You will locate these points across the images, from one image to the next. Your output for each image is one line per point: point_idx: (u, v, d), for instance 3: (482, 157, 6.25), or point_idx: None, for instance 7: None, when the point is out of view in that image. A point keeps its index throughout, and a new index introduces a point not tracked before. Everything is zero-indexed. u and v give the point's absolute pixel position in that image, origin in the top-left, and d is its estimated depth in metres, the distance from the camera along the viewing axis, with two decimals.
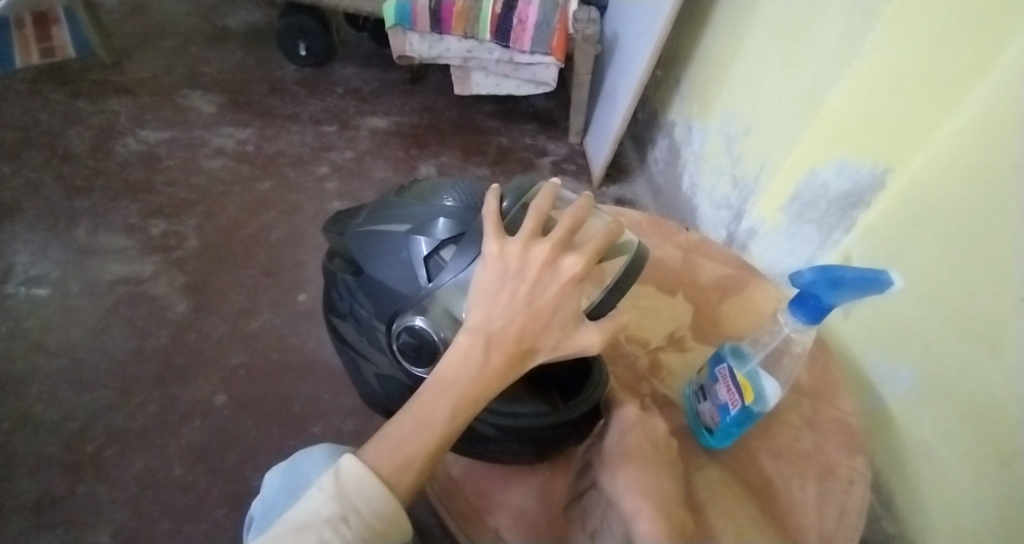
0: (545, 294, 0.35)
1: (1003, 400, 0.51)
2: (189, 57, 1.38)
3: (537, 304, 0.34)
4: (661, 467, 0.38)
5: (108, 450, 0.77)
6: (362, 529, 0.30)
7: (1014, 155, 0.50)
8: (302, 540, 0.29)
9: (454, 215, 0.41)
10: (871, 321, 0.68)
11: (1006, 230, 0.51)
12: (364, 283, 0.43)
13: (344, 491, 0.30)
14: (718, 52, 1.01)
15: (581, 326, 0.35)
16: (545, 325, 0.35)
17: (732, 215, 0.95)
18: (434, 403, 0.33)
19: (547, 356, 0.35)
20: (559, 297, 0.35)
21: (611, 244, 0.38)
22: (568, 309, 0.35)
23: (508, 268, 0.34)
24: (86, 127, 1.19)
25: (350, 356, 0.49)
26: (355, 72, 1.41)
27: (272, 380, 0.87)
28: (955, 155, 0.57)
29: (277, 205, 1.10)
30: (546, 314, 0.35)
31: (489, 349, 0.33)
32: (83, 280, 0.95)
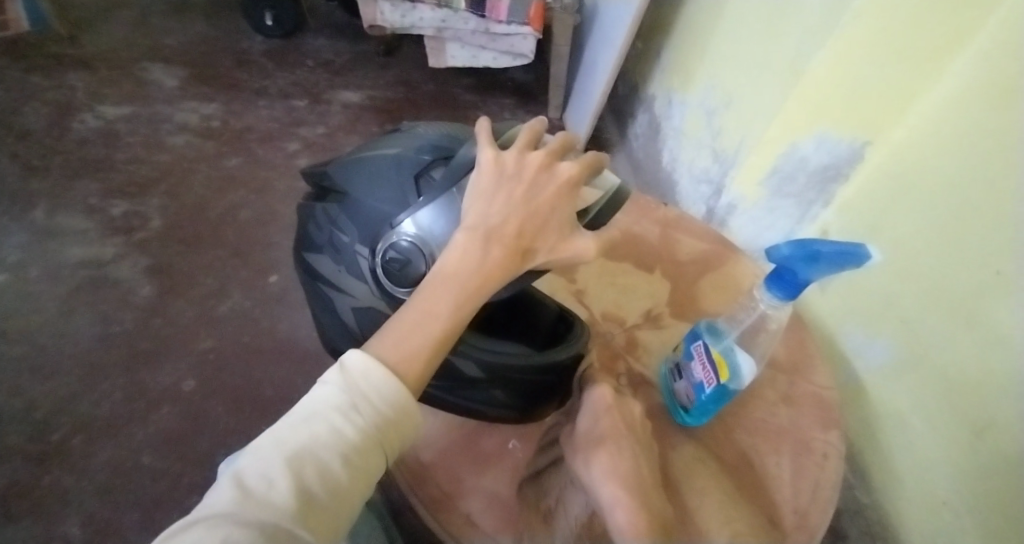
0: (543, 195, 0.34)
1: (977, 373, 0.52)
2: (149, 29, 1.31)
3: (535, 203, 0.33)
4: (636, 451, 0.37)
5: (73, 439, 0.75)
6: (375, 416, 0.28)
7: (993, 127, 0.50)
8: (311, 429, 0.26)
9: (449, 143, 0.41)
10: (849, 293, 0.68)
11: (986, 199, 0.50)
12: (347, 208, 0.42)
13: (351, 380, 0.28)
14: (699, 23, 0.99)
15: (577, 232, 0.34)
16: (544, 224, 0.34)
17: (712, 190, 0.94)
18: (436, 297, 0.31)
19: (546, 258, 0.34)
20: (556, 198, 0.34)
21: (601, 166, 0.38)
22: (565, 214, 0.34)
23: (504, 171, 0.34)
24: (40, 103, 1.12)
25: (320, 296, 0.46)
26: (327, 43, 1.35)
27: (244, 364, 0.84)
28: (935, 125, 0.56)
29: (245, 184, 1.06)
30: (544, 214, 0.34)
31: (489, 242, 0.32)
32: (42, 264, 0.91)
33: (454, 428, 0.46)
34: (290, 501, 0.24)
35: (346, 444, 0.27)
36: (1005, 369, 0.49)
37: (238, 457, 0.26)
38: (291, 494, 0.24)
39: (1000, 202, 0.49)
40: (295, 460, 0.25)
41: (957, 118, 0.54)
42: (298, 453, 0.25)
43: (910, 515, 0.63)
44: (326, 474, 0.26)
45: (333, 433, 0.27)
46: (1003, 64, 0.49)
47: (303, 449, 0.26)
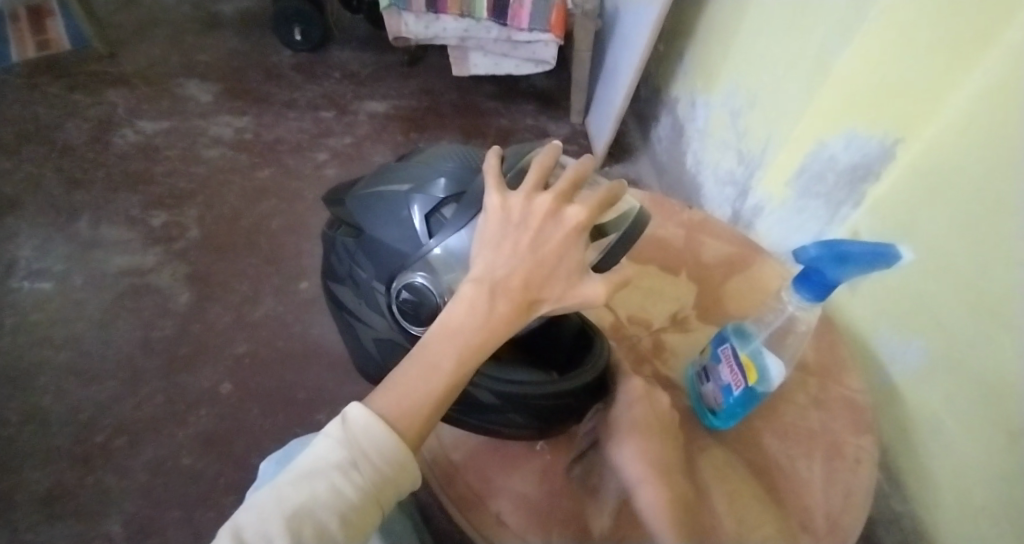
0: (550, 243, 0.33)
1: (1013, 380, 0.51)
2: (184, 46, 1.36)
3: (542, 252, 0.33)
4: (665, 437, 0.39)
5: (117, 441, 0.78)
6: (373, 475, 0.28)
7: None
8: (310, 487, 0.27)
9: (455, 176, 0.41)
10: (881, 296, 0.67)
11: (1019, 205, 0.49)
12: (363, 244, 0.43)
13: (352, 437, 0.28)
14: (722, 25, 0.98)
15: (585, 281, 0.33)
16: (551, 273, 0.33)
17: (738, 192, 0.93)
18: (439, 351, 0.31)
19: (552, 307, 0.33)
20: (564, 245, 0.33)
21: (615, 199, 0.36)
22: (573, 260, 0.34)
23: (510, 218, 0.33)
24: (84, 120, 1.18)
25: (346, 323, 0.48)
26: (352, 55, 1.39)
27: (277, 368, 0.87)
28: (967, 125, 0.55)
29: (276, 193, 1.09)
30: (551, 263, 0.33)
31: (494, 297, 0.31)
32: (87, 274, 0.95)
33: (483, 431, 0.46)
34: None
35: (343, 502, 0.27)
36: None
37: (241, 510, 0.27)
38: None
39: None
40: (294, 519, 0.25)
41: (988, 117, 0.52)
42: (297, 511, 0.26)
43: (946, 522, 0.62)
44: (324, 534, 0.26)
45: (333, 491, 0.27)
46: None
47: (302, 508, 0.26)
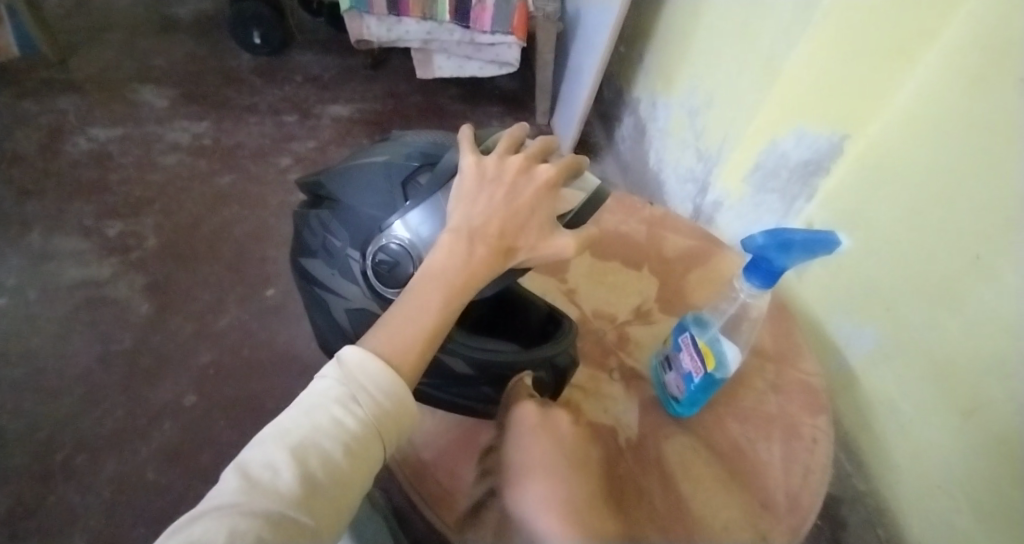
0: (522, 197, 0.36)
1: (965, 357, 0.55)
2: (138, 51, 1.32)
3: (516, 204, 0.36)
4: (570, 474, 0.37)
5: (76, 459, 0.75)
6: (373, 407, 0.30)
7: (969, 122, 0.52)
8: (313, 420, 0.28)
9: (431, 147, 0.42)
10: (833, 284, 0.71)
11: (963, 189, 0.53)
12: (339, 214, 0.43)
13: (349, 373, 0.30)
14: (678, 26, 1.01)
15: (556, 229, 0.37)
16: (524, 224, 0.36)
17: (698, 188, 0.96)
18: (426, 296, 0.33)
19: (527, 255, 0.36)
20: (535, 199, 0.36)
21: (580, 168, 0.40)
22: (544, 214, 0.37)
23: (486, 174, 0.36)
24: (32, 128, 1.13)
25: (315, 298, 0.47)
26: (315, 59, 1.37)
27: (243, 378, 0.85)
28: (908, 117, 0.58)
29: (239, 200, 1.07)
30: (524, 214, 0.36)
31: (473, 242, 0.34)
32: (39, 287, 0.91)
33: (453, 428, 0.47)
34: (294, 488, 0.26)
35: (345, 433, 0.28)
36: (994, 356, 0.52)
37: (248, 444, 0.28)
38: (296, 481, 0.26)
39: (984, 195, 0.51)
40: (300, 448, 0.27)
41: (928, 108, 0.56)
42: (301, 443, 0.27)
43: (905, 497, 0.66)
44: (328, 461, 0.27)
45: (334, 423, 0.29)
46: (975, 53, 0.51)
47: (305, 439, 0.28)
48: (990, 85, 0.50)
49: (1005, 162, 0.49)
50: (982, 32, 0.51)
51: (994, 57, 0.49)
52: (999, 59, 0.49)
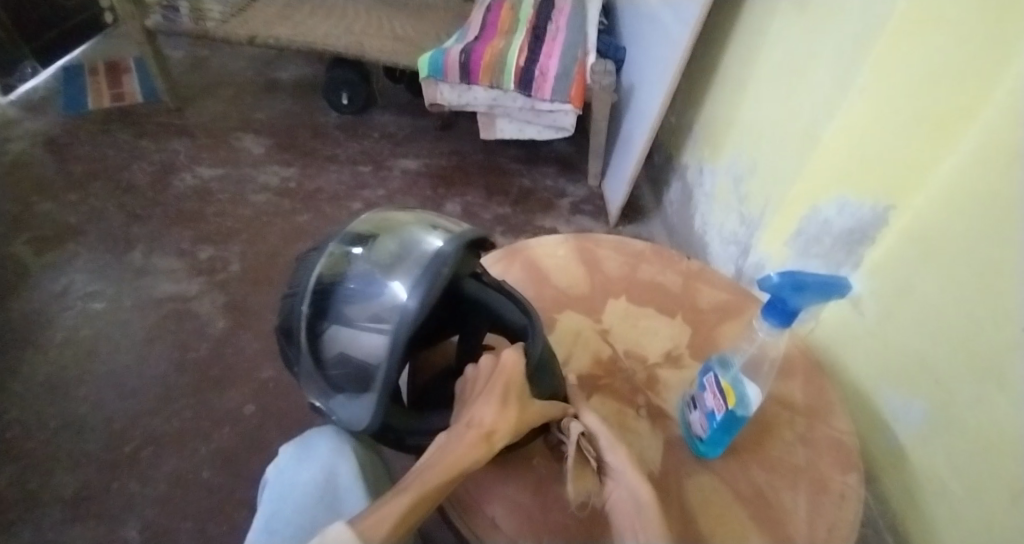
0: (502, 379, 0.40)
1: (1009, 432, 0.54)
2: (243, 105, 1.52)
3: (497, 385, 0.40)
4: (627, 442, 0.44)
5: (144, 451, 0.83)
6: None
7: (1003, 197, 0.55)
8: None
9: (285, 305, 0.43)
10: (883, 355, 0.71)
11: (1006, 262, 0.54)
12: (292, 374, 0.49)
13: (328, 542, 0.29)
14: (725, 101, 1.07)
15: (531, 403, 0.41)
16: (504, 399, 0.39)
17: (740, 251, 0.98)
18: (412, 475, 0.35)
19: (508, 436, 0.38)
20: (511, 374, 0.40)
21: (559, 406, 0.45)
22: (521, 391, 0.40)
23: (476, 377, 0.41)
24: (148, 163, 1.31)
25: None
26: (392, 119, 1.52)
27: (297, 395, 0.91)
28: (956, 190, 0.61)
29: (313, 235, 1.18)
30: (502, 389, 0.39)
31: (462, 432, 0.38)
32: (135, 297, 1.03)
33: None
34: None
35: None
36: None
37: None
38: None
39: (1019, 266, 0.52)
40: None
41: (975, 180, 0.58)
42: None
43: None
44: None
45: None
46: (1011, 133, 0.54)
47: None
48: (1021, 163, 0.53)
49: None
50: (1012, 114, 0.54)
51: None
52: None
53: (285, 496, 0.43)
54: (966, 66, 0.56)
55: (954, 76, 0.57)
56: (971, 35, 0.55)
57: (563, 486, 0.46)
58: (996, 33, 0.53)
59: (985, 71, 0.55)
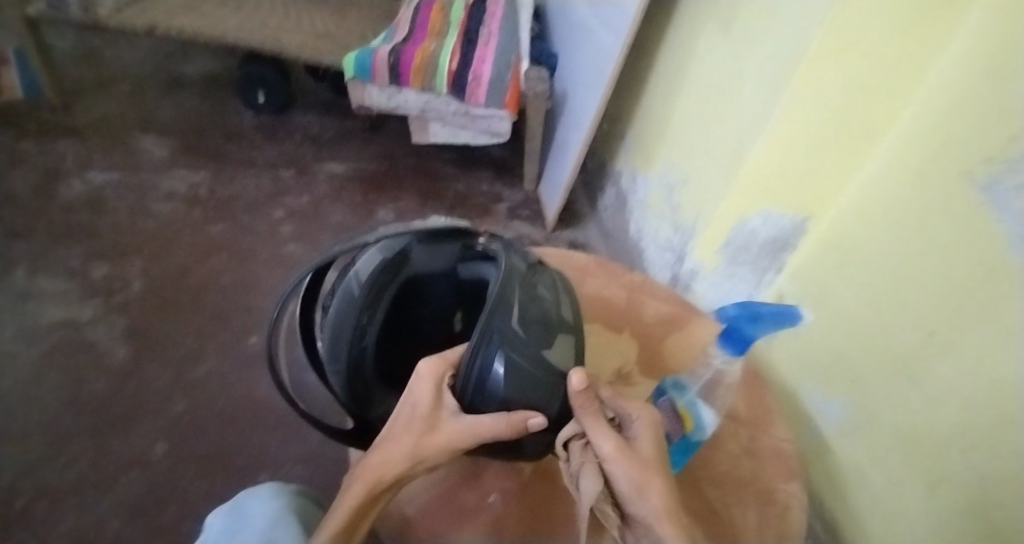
0: (402, 404, 0.40)
1: (925, 426, 0.58)
2: (143, 102, 1.37)
3: (399, 411, 0.39)
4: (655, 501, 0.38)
5: (32, 508, 0.72)
6: None
7: (911, 210, 0.58)
8: None
9: None
10: (805, 356, 0.74)
11: (915, 273, 0.58)
12: None
13: None
14: (655, 111, 1.10)
15: (441, 422, 0.39)
16: (403, 426, 0.39)
17: (675, 258, 1.01)
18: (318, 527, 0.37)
19: (403, 461, 0.37)
20: (410, 398, 0.39)
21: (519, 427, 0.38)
22: (421, 413, 0.39)
23: None
24: (28, 168, 1.15)
25: None
26: (315, 119, 1.43)
27: (218, 427, 0.83)
28: (866, 203, 0.64)
29: (229, 248, 1.09)
30: (401, 416, 0.39)
31: (361, 468, 0.38)
32: (14, 326, 0.90)
33: (434, 484, 0.46)
34: None
35: None
36: (947, 424, 0.55)
37: None
38: None
39: (928, 274, 0.56)
40: None
41: (882, 195, 0.62)
42: None
43: None
44: None
45: None
46: (916, 152, 0.58)
47: None
48: (926, 181, 0.56)
49: (941, 247, 0.55)
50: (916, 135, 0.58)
51: (932, 155, 0.56)
52: (932, 157, 0.56)
53: None
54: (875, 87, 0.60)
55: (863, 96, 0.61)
56: (877, 64, 0.58)
57: (522, 525, 0.44)
58: (900, 63, 0.57)
59: (893, 97, 0.59)
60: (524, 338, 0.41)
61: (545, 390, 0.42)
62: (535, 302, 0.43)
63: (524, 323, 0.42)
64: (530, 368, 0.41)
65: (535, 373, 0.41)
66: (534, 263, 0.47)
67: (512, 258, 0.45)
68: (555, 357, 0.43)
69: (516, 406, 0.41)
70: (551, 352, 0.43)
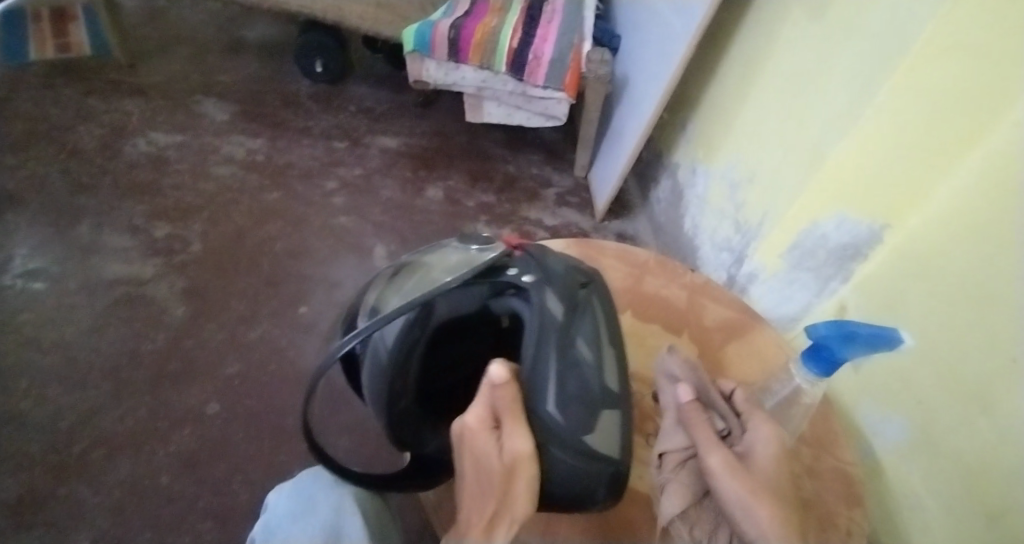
0: (461, 438, 0.35)
1: (989, 457, 0.51)
2: (204, 65, 1.39)
3: (461, 445, 0.35)
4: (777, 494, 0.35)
5: (93, 454, 0.76)
6: None
7: (1002, 221, 0.51)
8: None
9: None
10: (866, 371, 0.67)
11: (998, 294, 0.50)
12: None
13: None
14: (724, 103, 1.05)
15: (502, 450, 0.34)
16: (471, 463, 0.34)
17: (734, 258, 0.98)
18: None
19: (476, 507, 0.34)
20: (465, 429, 0.35)
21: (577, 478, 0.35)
22: (477, 446, 0.34)
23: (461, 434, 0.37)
24: (96, 125, 1.19)
25: None
26: (370, 91, 1.43)
27: (266, 391, 0.86)
28: (952, 214, 0.56)
29: (282, 216, 1.10)
30: (465, 454, 0.35)
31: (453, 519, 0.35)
32: (81, 278, 0.94)
33: None
34: None
35: None
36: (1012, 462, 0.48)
37: None
38: None
39: (1009, 295, 0.49)
40: None
41: (971, 208, 0.54)
42: None
43: None
44: None
45: None
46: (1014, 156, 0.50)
47: None
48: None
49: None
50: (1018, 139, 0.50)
51: None
52: None
53: None
54: (977, 82, 0.53)
55: (963, 93, 0.54)
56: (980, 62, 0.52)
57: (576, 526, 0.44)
58: (1005, 58, 0.50)
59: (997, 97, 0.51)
60: (563, 428, 0.35)
61: (598, 477, 0.36)
62: (575, 370, 0.35)
63: (562, 403, 0.35)
64: (568, 454, 0.35)
65: (575, 461, 0.35)
66: (575, 295, 0.37)
67: (542, 306, 0.36)
68: (601, 437, 0.35)
69: (575, 487, 0.36)
70: (593, 437, 0.35)
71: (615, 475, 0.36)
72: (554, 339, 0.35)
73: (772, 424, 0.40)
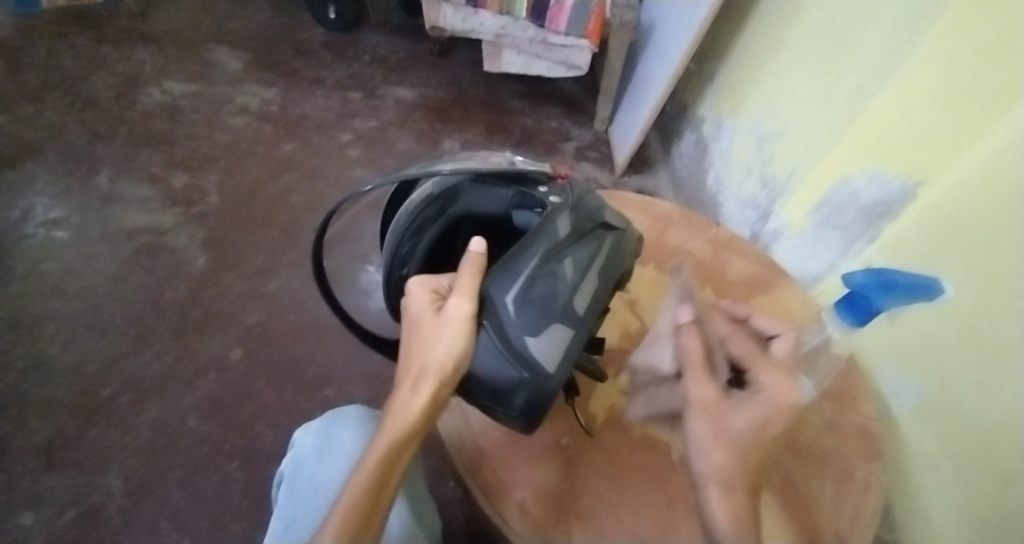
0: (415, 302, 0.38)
1: (1008, 421, 0.50)
2: (215, 12, 1.35)
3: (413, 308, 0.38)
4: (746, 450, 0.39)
5: (122, 397, 0.79)
6: None
7: None
8: None
9: None
10: (889, 332, 0.65)
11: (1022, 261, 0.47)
12: None
13: None
14: (756, 51, 0.99)
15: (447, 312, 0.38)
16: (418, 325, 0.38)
17: (759, 215, 0.95)
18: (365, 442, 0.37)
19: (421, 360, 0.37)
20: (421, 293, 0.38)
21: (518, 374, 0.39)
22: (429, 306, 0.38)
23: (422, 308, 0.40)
24: (110, 73, 1.18)
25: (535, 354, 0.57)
26: (384, 40, 1.38)
27: (286, 340, 0.87)
28: (985, 177, 0.52)
29: (299, 168, 1.09)
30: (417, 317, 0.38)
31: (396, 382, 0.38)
32: (101, 228, 0.95)
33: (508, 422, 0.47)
34: None
35: None
36: None
37: None
38: None
39: None
40: None
41: (1001, 174, 0.50)
42: None
43: None
44: None
45: None
46: None
47: None
48: None
49: None
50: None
51: None
52: None
53: (309, 491, 0.44)
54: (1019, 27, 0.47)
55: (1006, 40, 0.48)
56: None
57: (592, 471, 0.45)
58: None
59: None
60: (515, 316, 0.38)
61: (531, 376, 0.38)
62: (549, 277, 0.39)
63: (522, 299, 0.39)
64: (500, 345, 0.38)
65: (508, 355, 0.38)
66: (586, 228, 0.41)
67: (550, 218, 0.40)
68: (546, 343, 0.39)
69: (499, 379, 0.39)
70: (539, 342, 0.38)
71: (549, 389, 0.39)
72: (543, 248, 0.39)
73: (785, 382, 0.40)
